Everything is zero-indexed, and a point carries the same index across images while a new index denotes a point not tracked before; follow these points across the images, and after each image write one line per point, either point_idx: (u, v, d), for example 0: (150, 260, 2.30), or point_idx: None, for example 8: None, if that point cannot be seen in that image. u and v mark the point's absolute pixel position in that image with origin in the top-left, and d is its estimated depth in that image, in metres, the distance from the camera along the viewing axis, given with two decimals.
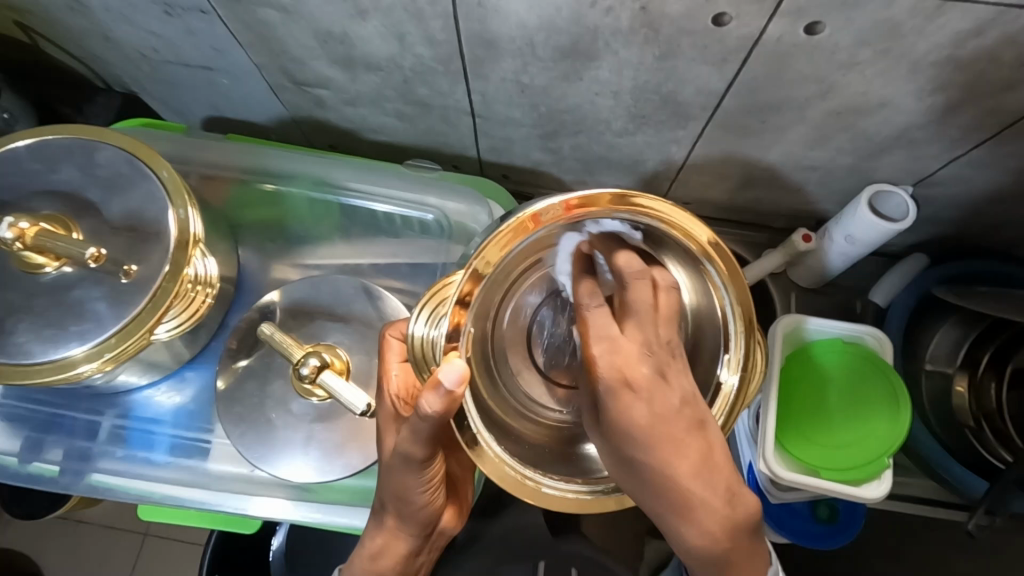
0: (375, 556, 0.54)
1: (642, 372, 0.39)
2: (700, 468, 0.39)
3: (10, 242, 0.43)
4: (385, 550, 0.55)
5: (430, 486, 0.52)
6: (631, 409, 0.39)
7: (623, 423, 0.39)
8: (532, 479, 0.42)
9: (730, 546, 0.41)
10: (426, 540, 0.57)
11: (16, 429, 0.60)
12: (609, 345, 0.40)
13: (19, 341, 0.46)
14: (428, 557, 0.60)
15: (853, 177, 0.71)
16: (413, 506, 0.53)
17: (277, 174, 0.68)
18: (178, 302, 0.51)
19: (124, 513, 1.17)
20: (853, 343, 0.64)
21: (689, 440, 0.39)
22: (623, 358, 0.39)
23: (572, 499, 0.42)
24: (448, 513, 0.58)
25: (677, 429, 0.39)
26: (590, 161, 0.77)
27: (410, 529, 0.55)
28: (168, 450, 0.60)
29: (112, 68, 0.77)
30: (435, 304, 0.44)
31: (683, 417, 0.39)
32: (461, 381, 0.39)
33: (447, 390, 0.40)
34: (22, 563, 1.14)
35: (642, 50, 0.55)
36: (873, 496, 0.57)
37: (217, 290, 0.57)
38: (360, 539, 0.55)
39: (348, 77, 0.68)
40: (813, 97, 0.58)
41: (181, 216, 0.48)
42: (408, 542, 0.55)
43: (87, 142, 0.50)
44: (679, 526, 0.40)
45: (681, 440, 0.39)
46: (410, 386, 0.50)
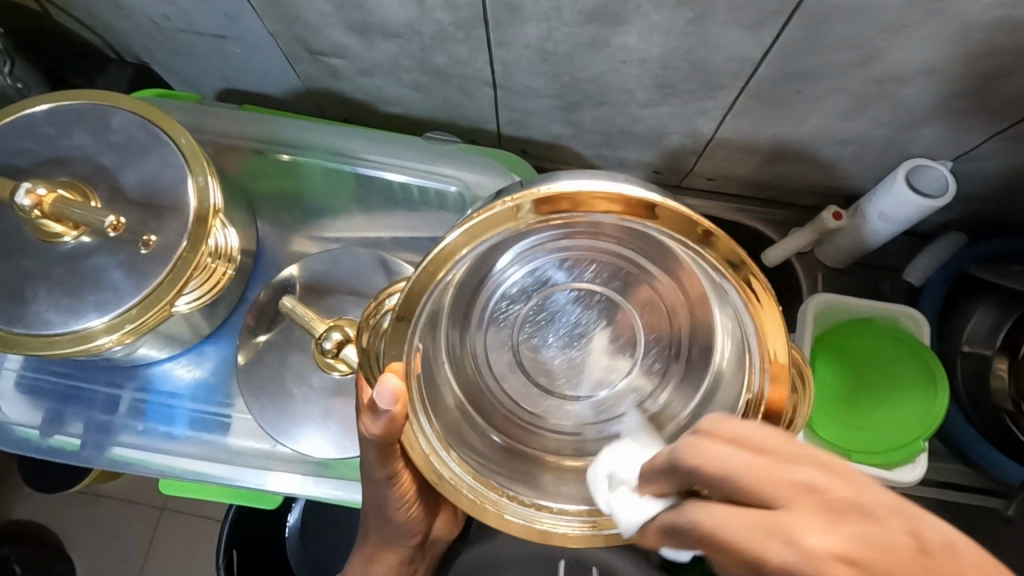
0: (369, 562, 0.61)
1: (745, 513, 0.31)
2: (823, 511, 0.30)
3: (28, 210, 0.41)
4: (377, 558, 0.61)
5: (406, 503, 0.56)
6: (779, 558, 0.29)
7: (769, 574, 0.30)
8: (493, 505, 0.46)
9: None
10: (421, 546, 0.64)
11: (37, 401, 0.59)
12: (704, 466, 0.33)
13: (38, 310, 0.45)
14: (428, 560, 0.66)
15: (889, 151, 0.68)
16: (395, 519, 0.57)
17: (294, 144, 0.65)
18: (199, 275, 0.50)
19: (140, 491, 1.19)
20: (887, 324, 0.62)
21: (798, 502, 0.30)
22: (743, 518, 0.31)
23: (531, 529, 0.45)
24: (441, 521, 0.64)
25: (796, 500, 0.30)
26: (613, 134, 0.74)
27: (398, 541, 0.60)
28: (188, 424, 0.59)
29: (123, 36, 0.75)
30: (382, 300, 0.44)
31: (789, 490, 0.31)
32: (395, 402, 0.43)
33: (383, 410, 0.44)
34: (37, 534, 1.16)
35: (674, 13, 0.52)
36: (904, 480, 0.56)
37: (237, 263, 0.56)
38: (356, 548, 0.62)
39: (365, 46, 0.65)
40: (853, 64, 0.55)
41: (200, 184, 0.46)
42: (402, 552, 0.61)
43: (101, 108, 0.48)
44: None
45: (797, 510, 0.30)
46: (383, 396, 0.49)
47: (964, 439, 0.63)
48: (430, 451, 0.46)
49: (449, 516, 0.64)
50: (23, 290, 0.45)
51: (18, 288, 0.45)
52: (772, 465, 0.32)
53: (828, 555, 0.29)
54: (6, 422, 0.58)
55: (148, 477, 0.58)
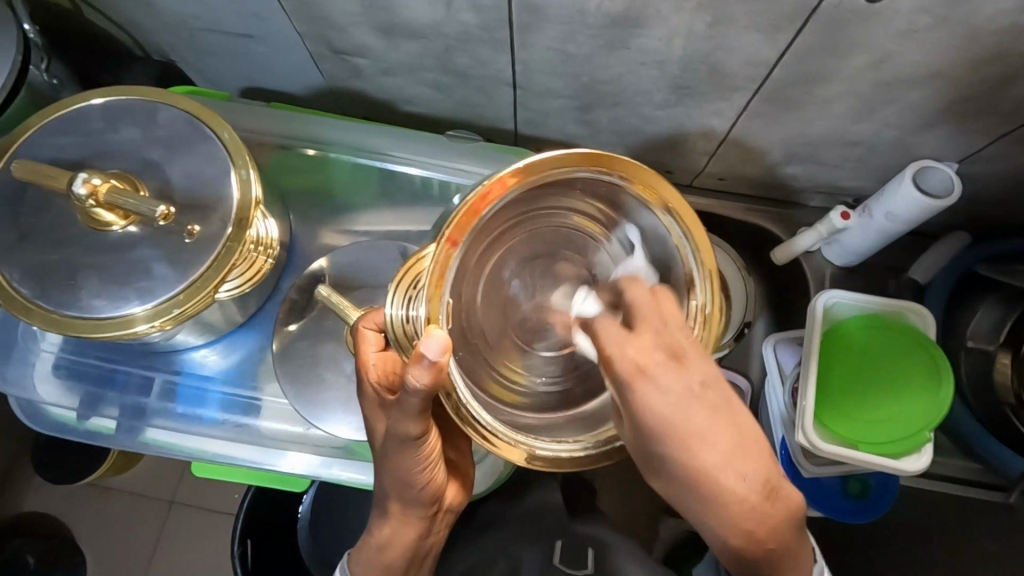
0: (383, 546, 0.57)
1: (654, 360, 0.39)
2: (732, 456, 0.39)
3: (83, 199, 0.42)
4: (392, 539, 0.57)
5: (429, 463, 0.54)
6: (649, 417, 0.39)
7: (644, 424, 0.39)
8: (524, 443, 0.43)
9: (771, 547, 0.41)
10: (433, 520, 0.60)
11: (73, 384, 0.59)
12: (623, 347, 0.40)
13: (83, 296, 0.45)
14: (439, 537, 0.62)
15: (897, 152, 0.71)
16: (414, 487, 0.55)
17: (322, 140, 0.67)
18: (240, 264, 0.51)
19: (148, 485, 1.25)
20: (893, 318, 0.64)
21: (713, 427, 0.39)
22: (678, 382, 0.39)
23: (569, 457, 0.44)
24: (452, 491, 0.62)
25: (700, 414, 0.39)
26: (628, 134, 0.77)
27: (416, 510, 0.57)
28: (223, 410, 0.61)
29: (150, 35, 0.76)
30: (409, 283, 0.46)
31: (706, 400, 0.39)
32: (445, 351, 0.40)
33: (431, 361, 0.40)
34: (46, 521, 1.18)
35: (694, 17, 0.54)
36: (910, 470, 0.58)
37: (277, 251, 0.57)
38: (367, 529, 0.58)
39: (389, 46, 0.67)
40: (865, 68, 0.58)
41: (243, 177, 0.47)
42: (417, 526, 0.58)
43: (149, 104, 0.48)
44: (709, 523, 0.40)
45: (705, 429, 0.39)
46: (388, 372, 0.52)
47: (972, 433, 0.66)
48: (465, 401, 0.43)
49: (460, 483, 0.62)
50: (75, 276, 0.46)
51: (66, 274, 0.46)
52: (688, 386, 0.39)
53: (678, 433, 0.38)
54: (43, 404, 0.59)
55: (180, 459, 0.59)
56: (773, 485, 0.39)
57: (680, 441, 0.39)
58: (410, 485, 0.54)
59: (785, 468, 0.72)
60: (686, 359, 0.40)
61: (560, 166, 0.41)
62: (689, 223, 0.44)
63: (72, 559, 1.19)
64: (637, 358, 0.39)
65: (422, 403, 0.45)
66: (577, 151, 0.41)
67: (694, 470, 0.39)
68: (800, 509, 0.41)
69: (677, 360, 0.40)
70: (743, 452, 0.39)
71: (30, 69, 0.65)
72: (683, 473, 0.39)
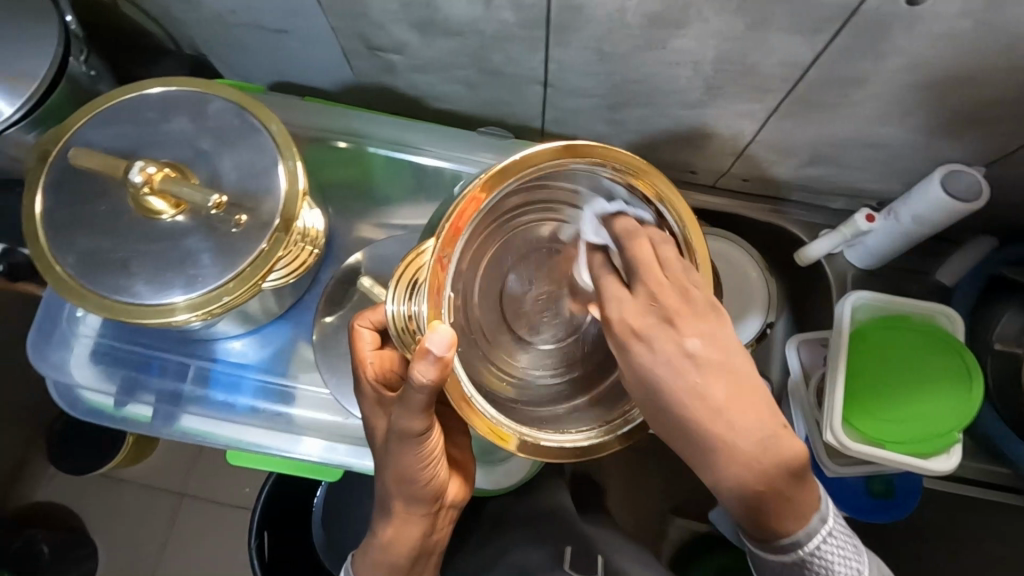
0: (387, 545, 0.55)
1: (647, 321, 0.44)
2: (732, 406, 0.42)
3: (139, 186, 0.43)
4: (398, 538, 0.55)
5: (431, 460, 0.54)
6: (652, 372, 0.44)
7: (650, 379, 0.44)
8: (531, 434, 0.49)
9: (767, 490, 0.42)
10: (438, 515, 0.58)
11: (112, 370, 0.60)
12: (618, 303, 0.46)
13: (128, 284, 0.45)
14: (441, 536, 0.60)
15: (925, 155, 0.71)
16: (419, 483, 0.54)
17: (353, 133, 0.68)
18: (287, 256, 0.49)
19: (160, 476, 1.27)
20: (920, 320, 0.64)
21: (710, 384, 0.43)
22: (656, 332, 0.44)
23: (569, 448, 0.50)
24: (454, 486, 0.60)
25: (702, 375, 0.43)
26: (656, 134, 0.77)
27: (421, 508, 0.56)
28: (260, 397, 0.61)
29: (185, 29, 0.77)
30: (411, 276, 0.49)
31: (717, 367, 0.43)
32: (450, 345, 0.42)
33: (436, 356, 0.43)
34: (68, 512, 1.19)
35: (734, 18, 0.55)
36: (938, 469, 0.58)
37: (321, 243, 0.54)
38: (372, 531, 0.56)
39: (424, 42, 0.68)
40: (901, 70, 0.58)
41: (290, 168, 0.47)
42: (421, 524, 0.56)
43: (199, 95, 0.49)
44: (714, 466, 0.43)
45: (704, 384, 0.43)
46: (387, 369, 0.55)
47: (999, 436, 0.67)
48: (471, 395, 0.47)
49: (461, 479, 0.61)
50: (127, 262, 0.45)
51: (113, 259, 0.45)
52: (706, 345, 0.44)
53: (682, 378, 0.43)
54: (82, 390, 0.60)
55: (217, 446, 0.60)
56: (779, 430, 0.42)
57: (701, 404, 0.43)
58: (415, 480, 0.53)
59: (810, 470, 0.73)
60: (679, 323, 0.44)
61: (550, 161, 0.46)
62: (678, 210, 0.50)
63: (78, 551, 1.19)
64: (637, 301, 0.46)
65: (427, 398, 0.46)
66: (560, 147, 0.46)
67: (740, 436, 0.42)
68: (803, 458, 0.42)
69: (669, 325, 0.44)
70: (750, 411, 0.42)
71: (71, 61, 0.66)
72: (696, 423, 0.43)
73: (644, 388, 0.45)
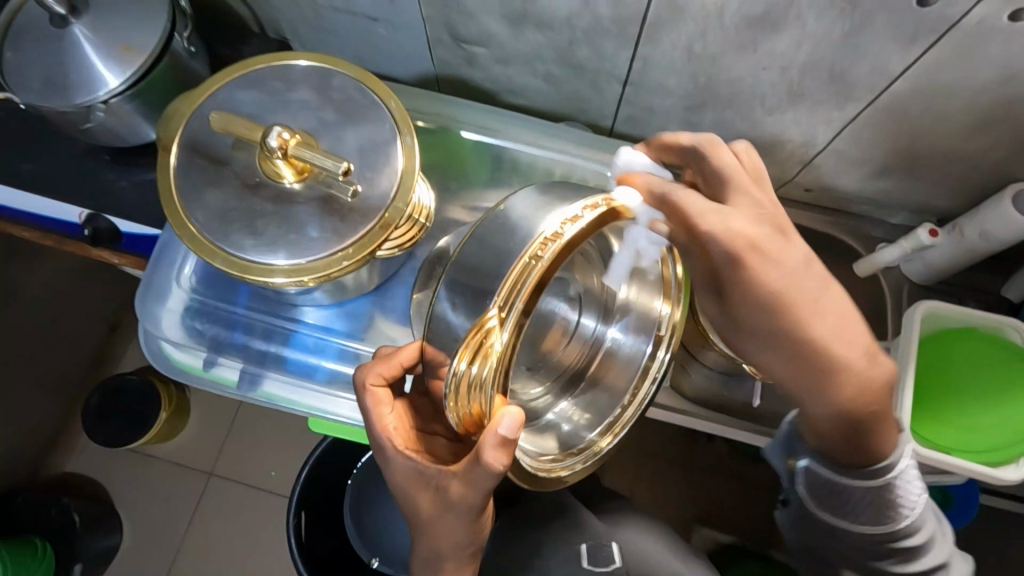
0: None
1: (759, 238, 0.51)
2: (840, 328, 0.53)
3: (273, 151, 0.44)
4: None
5: (481, 525, 0.53)
6: (753, 264, 0.51)
7: (756, 283, 0.51)
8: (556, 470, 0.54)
9: (875, 407, 0.54)
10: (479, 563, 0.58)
11: (203, 330, 0.62)
12: (721, 221, 0.51)
13: (249, 241, 0.47)
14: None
15: (996, 172, 0.72)
16: (469, 542, 0.53)
17: (436, 117, 0.71)
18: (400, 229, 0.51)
19: (194, 455, 1.29)
20: (990, 333, 0.65)
21: (820, 300, 0.52)
22: (767, 269, 0.51)
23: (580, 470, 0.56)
24: None
25: (808, 290, 0.52)
26: (727, 138, 0.79)
27: (463, 564, 0.55)
28: (340, 369, 0.63)
29: (275, 12, 0.80)
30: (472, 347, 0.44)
31: (811, 276, 0.52)
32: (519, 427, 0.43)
33: (507, 438, 0.43)
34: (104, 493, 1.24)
35: (833, 24, 0.56)
36: (1009, 478, 0.59)
37: (430, 220, 0.55)
38: None
39: (513, 35, 0.70)
40: (988, 84, 0.59)
41: (407, 143, 0.49)
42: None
43: (323, 69, 0.51)
44: (819, 395, 0.53)
45: (814, 303, 0.52)
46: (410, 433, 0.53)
47: None
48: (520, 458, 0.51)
49: None
50: (254, 224, 0.48)
51: (239, 218, 0.48)
52: (818, 287, 0.52)
53: (777, 292, 0.51)
54: (174, 346, 0.62)
55: (295, 412, 0.62)
56: (871, 350, 0.54)
57: (779, 302, 0.51)
58: (467, 546, 0.53)
59: None
60: (787, 236, 0.53)
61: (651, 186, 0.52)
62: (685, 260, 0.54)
63: (104, 524, 1.20)
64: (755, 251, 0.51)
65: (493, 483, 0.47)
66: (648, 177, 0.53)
67: (782, 295, 0.51)
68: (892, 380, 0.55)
69: (781, 234, 0.52)
70: (846, 326, 0.53)
71: (175, 36, 0.69)
72: (808, 345, 0.52)
73: (744, 326, 0.54)
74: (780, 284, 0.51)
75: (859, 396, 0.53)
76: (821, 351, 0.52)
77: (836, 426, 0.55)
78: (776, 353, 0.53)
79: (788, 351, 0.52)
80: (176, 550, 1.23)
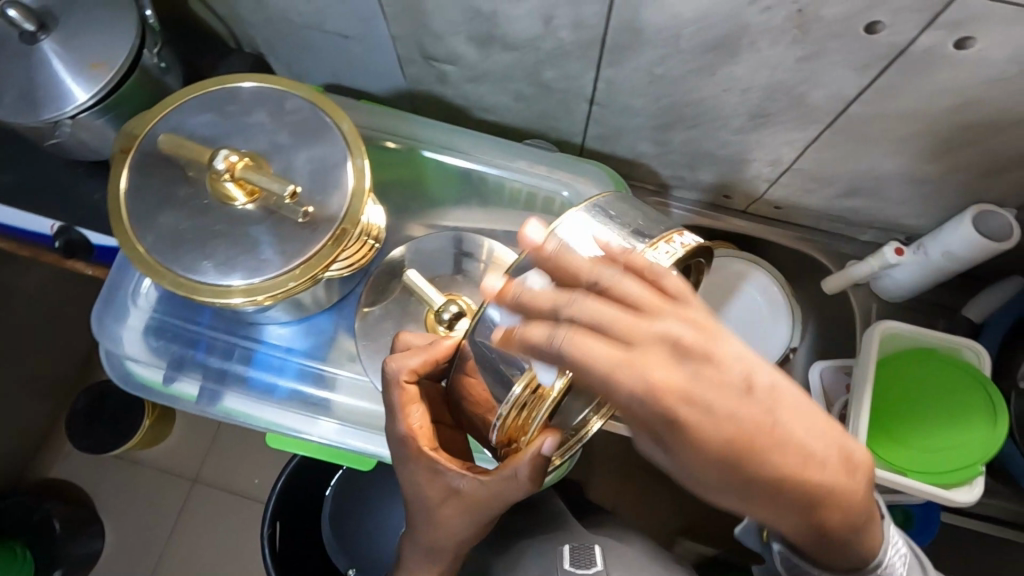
0: None
1: (651, 346, 0.38)
2: (796, 455, 0.39)
3: (221, 174, 0.46)
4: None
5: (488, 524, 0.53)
6: (693, 419, 0.37)
7: (697, 435, 0.37)
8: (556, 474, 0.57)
9: (830, 534, 0.45)
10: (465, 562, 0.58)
11: (164, 345, 0.63)
12: (591, 339, 0.38)
13: (199, 261, 0.48)
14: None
15: (960, 194, 0.73)
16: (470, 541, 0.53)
17: (402, 134, 0.71)
18: (349, 249, 0.51)
19: (174, 463, 1.29)
20: (949, 354, 0.66)
21: (739, 406, 0.38)
22: (663, 373, 0.38)
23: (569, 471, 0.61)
24: None
25: (722, 402, 0.38)
26: (695, 156, 0.79)
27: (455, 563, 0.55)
28: (299, 384, 0.63)
29: (249, 28, 0.81)
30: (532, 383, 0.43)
31: (732, 386, 0.38)
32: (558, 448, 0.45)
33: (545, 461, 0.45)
34: (84, 498, 1.25)
35: (787, 50, 0.57)
36: (961, 501, 0.60)
37: (383, 239, 0.56)
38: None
39: (480, 55, 0.71)
40: (943, 109, 0.60)
41: (358, 165, 0.50)
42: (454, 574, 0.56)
43: (277, 92, 0.52)
44: (799, 519, 0.42)
45: (726, 409, 0.38)
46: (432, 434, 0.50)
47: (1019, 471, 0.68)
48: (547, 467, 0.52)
49: None
50: (204, 244, 0.48)
51: (190, 238, 0.48)
52: (776, 396, 0.39)
53: (726, 435, 0.38)
54: (134, 362, 0.62)
55: (254, 428, 0.62)
56: (806, 462, 0.40)
57: (739, 443, 0.38)
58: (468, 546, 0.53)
59: None
60: (653, 316, 0.39)
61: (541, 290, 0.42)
62: None
63: (86, 529, 1.21)
64: (674, 351, 0.38)
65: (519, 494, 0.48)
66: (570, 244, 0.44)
67: (740, 435, 0.38)
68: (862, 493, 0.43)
69: (645, 318, 0.39)
70: (807, 462, 0.40)
71: (145, 53, 0.70)
72: (773, 477, 0.39)
73: (684, 469, 0.39)
74: (727, 432, 0.38)
75: (833, 510, 0.42)
76: (783, 487, 0.39)
77: (808, 538, 0.45)
78: (743, 502, 0.40)
79: (751, 492, 0.39)
80: (157, 558, 1.23)
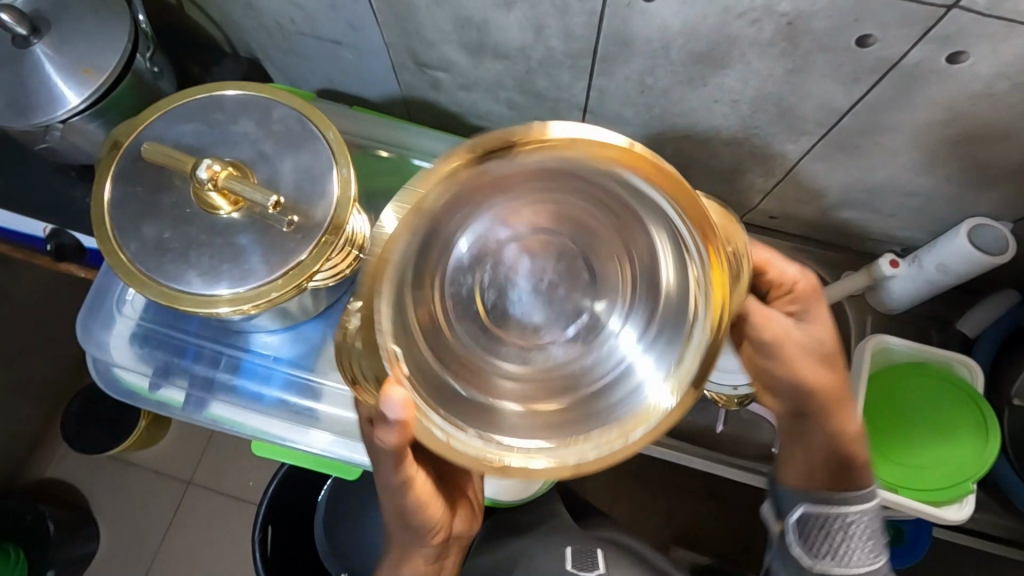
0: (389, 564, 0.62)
1: (777, 322, 0.55)
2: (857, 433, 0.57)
3: (203, 183, 0.45)
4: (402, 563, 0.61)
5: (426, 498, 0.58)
6: (783, 373, 0.57)
7: (796, 379, 0.57)
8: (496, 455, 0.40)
9: (828, 483, 0.56)
10: (443, 547, 0.62)
11: (151, 353, 0.63)
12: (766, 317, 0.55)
13: (183, 271, 0.48)
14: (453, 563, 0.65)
15: (954, 207, 0.72)
16: (417, 515, 0.58)
17: (394, 143, 0.71)
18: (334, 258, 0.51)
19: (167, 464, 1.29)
20: (942, 369, 0.65)
21: (829, 372, 0.58)
22: (814, 375, 0.57)
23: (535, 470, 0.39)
24: (461, 517, 0.64)
25: (829, 381, 0.58)
26: (688, 166, 0.79)
27: (417, 540, 0.60)
28: (285, 392, 0.63)
29: (243, 33, 0.81)
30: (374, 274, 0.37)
31: (835, 376, 0.58)
32: (405, 412, 0.39)
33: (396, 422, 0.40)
34: (77, 499, 1.25)
35: (776, 63, 0.57)
36: (951, 518, 0.59)
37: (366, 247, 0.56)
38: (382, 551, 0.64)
39: (472, 63, 0.71)
40: (935, 123, 0.60)
41: (344, 174, 0.50)
42: (423, 554, 0.61)
43: (264, 100, 0.52)
44: (828, 420, 0.58)
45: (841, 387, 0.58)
46: None
47: (1011, 488, 0.67)
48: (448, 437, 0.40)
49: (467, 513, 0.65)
50: (186, 254, 0.48)
51: (174, 248, 0.48)
52: (834, 376, 0.58)
53: (812, 386, 0.58)
54: (121, 368, 0.63)
55: (241, 436, 0.62)
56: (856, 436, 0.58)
57: (833, 397, 0.58)
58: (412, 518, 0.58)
59: None
60: (829, 359, 0.58)
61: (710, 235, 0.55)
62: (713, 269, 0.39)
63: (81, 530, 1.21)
64: (810, 345, 0.57)
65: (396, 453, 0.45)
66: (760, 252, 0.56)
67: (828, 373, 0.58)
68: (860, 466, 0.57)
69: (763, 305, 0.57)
70: (850, 430, 0.58)
71: (137, 57, 0.70)
72: (829, 408, 0.58)
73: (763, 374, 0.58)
74: (828, 339, 0.58)
75: (831, 452, 0.58)
76: (810, 393, 0.58)
77: (830, 457, 0.58)
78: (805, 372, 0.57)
79: (807, 422, 0.59)
80: (151, 560, 1.23)
